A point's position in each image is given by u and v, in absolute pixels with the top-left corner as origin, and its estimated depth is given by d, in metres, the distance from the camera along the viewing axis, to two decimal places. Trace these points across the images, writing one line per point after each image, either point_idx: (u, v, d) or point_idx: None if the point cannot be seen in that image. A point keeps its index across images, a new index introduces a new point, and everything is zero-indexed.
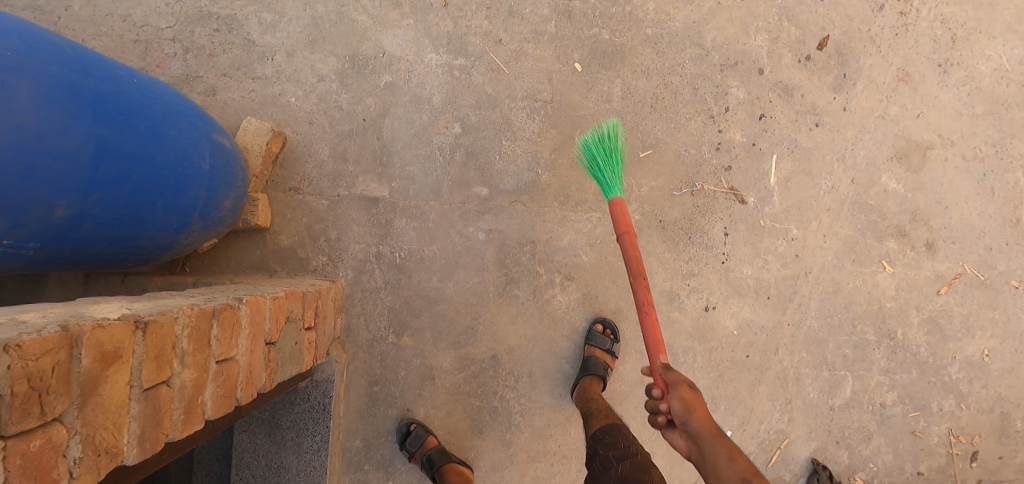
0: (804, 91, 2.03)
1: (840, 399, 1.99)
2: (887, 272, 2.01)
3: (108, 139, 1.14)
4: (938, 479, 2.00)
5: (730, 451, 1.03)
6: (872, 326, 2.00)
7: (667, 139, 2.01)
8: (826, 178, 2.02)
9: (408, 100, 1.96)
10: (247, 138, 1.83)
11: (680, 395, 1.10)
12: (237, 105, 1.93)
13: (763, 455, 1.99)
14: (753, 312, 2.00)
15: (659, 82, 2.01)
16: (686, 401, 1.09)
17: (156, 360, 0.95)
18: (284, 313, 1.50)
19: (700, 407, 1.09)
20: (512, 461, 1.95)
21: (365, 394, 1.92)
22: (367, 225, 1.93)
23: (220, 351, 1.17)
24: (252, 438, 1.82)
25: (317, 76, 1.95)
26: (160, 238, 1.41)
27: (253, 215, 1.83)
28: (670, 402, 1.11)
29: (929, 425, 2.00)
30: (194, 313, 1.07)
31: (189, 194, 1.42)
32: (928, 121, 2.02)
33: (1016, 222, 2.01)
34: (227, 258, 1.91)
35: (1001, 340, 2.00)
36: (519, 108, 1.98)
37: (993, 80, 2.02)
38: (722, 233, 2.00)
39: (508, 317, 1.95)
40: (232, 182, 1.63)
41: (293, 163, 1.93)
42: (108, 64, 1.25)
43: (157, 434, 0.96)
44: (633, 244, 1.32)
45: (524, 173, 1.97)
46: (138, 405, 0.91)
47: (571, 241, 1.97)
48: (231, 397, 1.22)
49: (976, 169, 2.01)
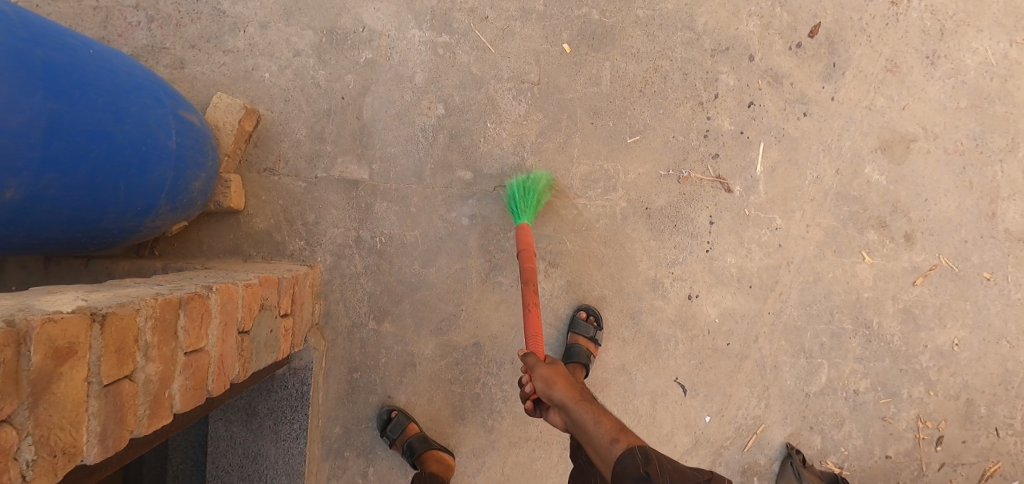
0: (794, 80, 2.00)
1: (815, 386, 2.04)
2: (865, 263, 2.03)
3: (62, 115, 1.05)
4: (904, 463, 2.07)
5: (595, 413, 1.27)
6: (849, 315, 2.04)
7: (656, 124, 1.97)
8: (811, 168, 2.02)
9: (389, 78, 1.87)
10: (218, 115, 1.74)
11: (547, 369, 1.32)
12: (207, 80, 1.82)
13: (739, 440, 2.03)
14: (734, 300, 2.01)
15: (649, 66, 1.96)
16: (548, 378, 1.31)
17: (117, 354, 0.89)
18: (258, 300, 1.44)
19: (562, 381, 1.31)
20: (494, 447, 1.96)
21: (344, 381, 1.88)
22: (346, 209, 1.87)
23: (189, 342, 1.12)
24: (228, 425, 1.77)
25: (292, 51, 1.84)
26: (124, 220, 1.34)
27: (226, 196, 1.75)
28: (544, 379, 1.30)
29: (898, 411, 2.06)
30: (159, 304, 1.01)
31: (154, 175, 1.34)
32: (913, 114, 2.02)
33: (991, 215, 2.04)
34: (199, 242, 1.83)
35: (970, 330, 2.06)
36: (505, 90, 1.92)
37: (979, 74, 2.02)
38: (708, 222, 1.99)
39: (491, 303, 1.93)
40: (201, 162, 1.55)
41: (267, 142, 1.84)
42: (61, 33, 1.15)
43: (120, 431, 0.91)
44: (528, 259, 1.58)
45: (509, 156, 1.92)
46: (98, 402, 0.85)
47: (556, 228, 1.94)
48: (201, 389, 1.17)
49: (956, 162, 2.03)
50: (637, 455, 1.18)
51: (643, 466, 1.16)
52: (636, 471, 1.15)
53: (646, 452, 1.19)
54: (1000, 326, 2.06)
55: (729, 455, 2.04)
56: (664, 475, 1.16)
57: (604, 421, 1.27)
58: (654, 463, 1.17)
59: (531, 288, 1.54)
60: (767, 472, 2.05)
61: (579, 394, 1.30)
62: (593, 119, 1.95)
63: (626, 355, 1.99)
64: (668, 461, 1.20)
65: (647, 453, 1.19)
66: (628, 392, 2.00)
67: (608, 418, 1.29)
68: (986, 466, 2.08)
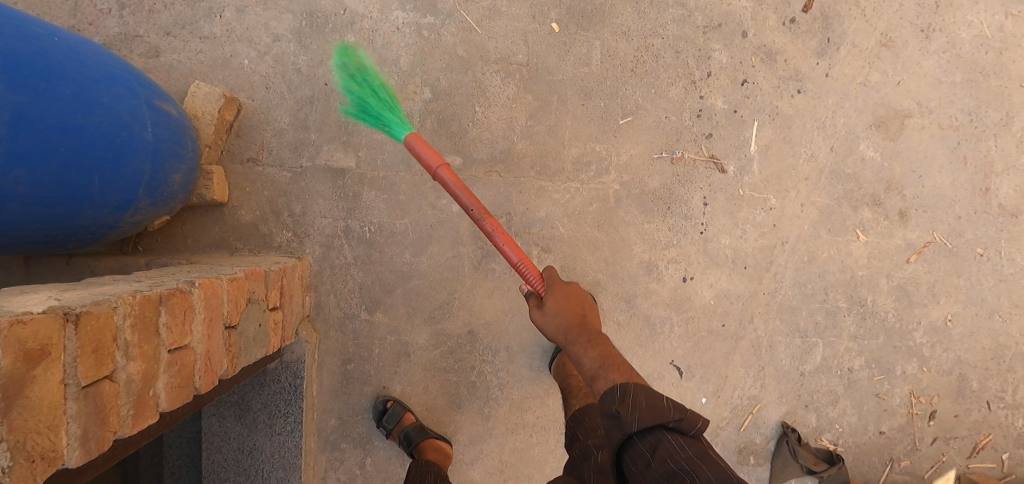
0: (788, 56, 1.96)
1: (810, 365, 2.04)
2: (860, 241, 2.02)
3: (28, 109, 1.00)
4: (898, 438, 2.09)
5: (585, 343, 1.30)
6: (844, 294, 2.03)
7: (647, 105, 1.93)
8: (806, 145, 1.99)
9: (373, 62, 1.82)
10: (196, 105, 1.68)
11: (544, 308, 1.33)
12: (184, 68, 1.76)
13: (735, 420, 2.04)
14: (729, 281, 2.00)
15: (640, 45, 1.92)
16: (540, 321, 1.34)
17: (95, 354, 0.86)
18: (245, 294, 1.40)
19: (558, 320, 1.31)
20: (491, 434, 1.95)
21: (338, 373, 1.86)
22: (333, 198, 1.82)
23: (173, 339, 1.09)
24: (221, 421, 1.75)
25: (271, 35, 1.78)
26: (101, 216, 1.29)
27: (208, 189, 1.69)
28: (546, 309, 1.32)
29: (892, 387, 2.07)
30: (138, 301, 0.97)
31: (130, 168, 1.29)
32: (908, 89, 1.99)
33: (985, 191, 2.03)
34: (184, 236, 1.79)
35: (963, 305, 2.06)
36: (492, 72, 1.87)
37: (974, 48, 1.99)
38: (702, 203, 1.97)
39: (484, 291, 1.90)
40: (180, 153, 1.50)
41: (249, 132, 1.79)
42: (23, 20, 1.08)
43: (103, 433, 0.89)
44: (451, 177, 1.23)
45: (499, 140, 1.88)
46: (76, 404, 0.83)
47: (548, 213, 1.91)
48: (188, 386, 1.15)
49: (950, 137, 2.01)
50: (616, 395, 1.15)
51: (616, 406, 1.13)
52: (609, 409, 1.14)
53: (625, 389, 1.15)
54: (992, 301, 2.07)
55: (726, 435, 2.05)
56: (636, 414, 1.10)
57: (595, 353, 1.29)
58: (627, 402, 1.12)
59: (478, 211, 1.26)
60: (763, 451, 2.06)
61: (578, 322, 1.32)
62: (583, 100, 1.91)
63: (621, 338, 1.98)
64: (650, 398, 1.12)
65: (653, 439, 1.10)
66: None
67: (597, 350, 1.30)
68: (978, 439, 2.10)
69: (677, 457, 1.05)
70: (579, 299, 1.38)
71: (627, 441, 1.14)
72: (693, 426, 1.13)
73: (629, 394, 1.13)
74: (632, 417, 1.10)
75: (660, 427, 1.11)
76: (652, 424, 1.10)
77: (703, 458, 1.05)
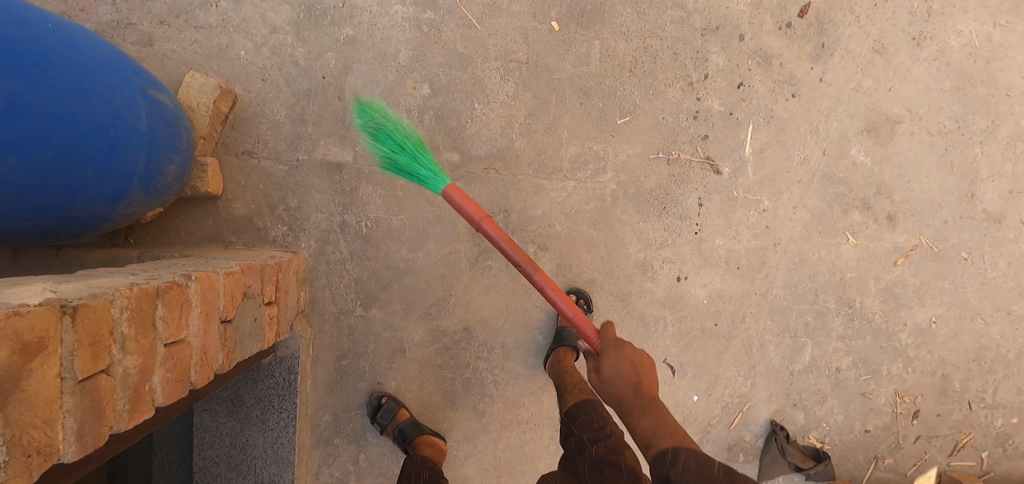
0: (783, 60, 1.99)
1: (799, 364, 2.08)
2: (850, 243, 2.06)
3: (21, 96, 0.98)
4: (882, 436, 2.14)
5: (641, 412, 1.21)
6: (833, 295, 2.07)
7: (645, 105, 1.94)
8: (799, 149, 2.02)
9: (372, 57, 1.80)
10: (191, 96, 1.65)
11: (600, 375, 1.22)
12: (178, 58, 1.73)
13: (726, 418, 2.07)
14: (722, 281, 2.03)
15: (639, 45, 1.93)
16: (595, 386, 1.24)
17: (92, 348, 0.85)
18: (241, 288, 1.39)
19: (613, 389, 1.21)
20: (485, 431, 1.96)
21: (332, 369, 1.85)
22: (330, 193, 1.81)
23: (169, 333, 1.08)
24: (213, 416, 1.73)
25: (269, 27, 1.76)
26: (94, 208, 1.27)
27: (203, 181, 1.67)
28: (603, 374, 1.20)
29: (878, 387, 2.12)
30: (135, 294, 0.96)
31: (125, 159, 1.27)
32: (899, 95, 2.03)
33: (970, 196, 2.08)
34: (177, 228, 1.76)
35: (947, 307, 2.11)
36: (492, 69, 1.87)
37: (963, 56, 2.04)
38: (697, 204, 1.99)
39: (480, 288, 1.90)
40: (175, 144, 1.47)
41: (245, 124, 1.76)
42: (16, 6, 1.06)
43: (98, 427, 0.88)
44: (495, 231, 1.17)
45: (497, 138, 1.88)
46: (72, 398, 0.81)
47: (545, 211, 1.92)
48: (184, 381, 1.14)
49: (939, 144, 2.06)
50: (667, 459, 1.13)
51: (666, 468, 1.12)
52: (660, 474, 1.13)
53: (677, 453, 1.13)
54: (975, 303, 2.12)
55: (716, 433, 2.08)
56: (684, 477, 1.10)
57: (650, 422, 1.21)
58: (678, 466, 1.11)
59: (530, 267, 1.21)
60: (753, 448, 2.10)
61: (633, 390, 1.20)
62: (582, 99, 1.91)
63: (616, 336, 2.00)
64: (701, 463, 1.10)
65: None
66: None
67: (651, 419, 1.21)
68: (959, 437, 2.16)
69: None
70: (640, 362, 1.23)
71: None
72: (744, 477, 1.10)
73: (679, 459, 1.12)
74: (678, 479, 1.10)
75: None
76: None
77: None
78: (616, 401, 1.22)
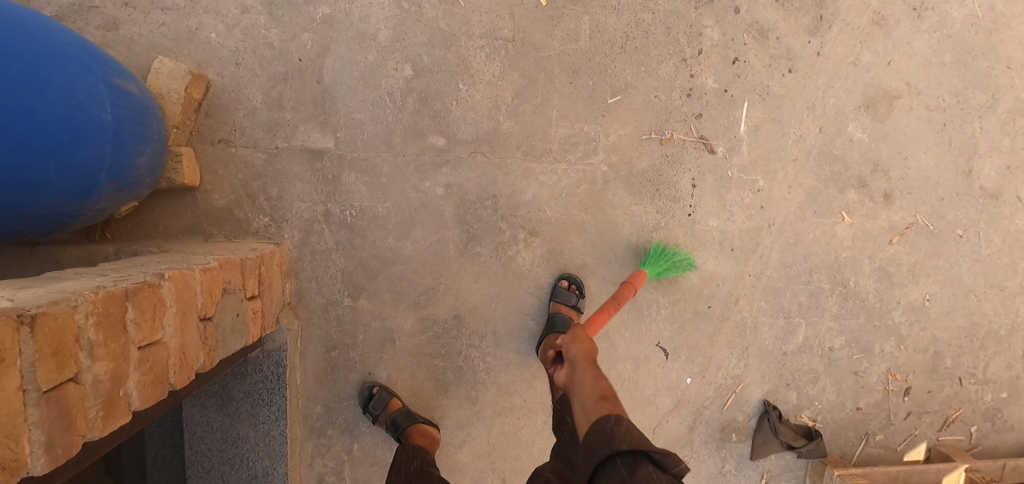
0: (780, 34, 1.92)
1: (792, 345, 2.07)
2: (845, 223, 2.03)
3: None
4: (874, 414, 2.15)
5: (595, 375, 1.29)
6: (827, 275, 2.05)
7: (637, 84, 1.88)
8: (795, 126, 1.97)
9: (350, 36, 1.72)
10: (160, 83, 1.58)
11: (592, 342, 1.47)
12: (146, 42, 1.64)
13: (719, 399, 2.07)
14: (716, 263, 2.00)
15: (630, 20, 1.85)
16: (576, 338, 1.46)
17: (56, 357, 0.80)
18: (220, 284, 1.35)
19: (586, 346, 1.42)
20: (478, 417, 1.95)
21: (322, 360, 1.83)
22: (312, 181, 1.75)
23: (142, 335, 1.04)
24: (203, 412, 1.71)
25: (240, 7, 1.67)
26: (61, 204, 1.21)
27: (178, 172, 1.61)
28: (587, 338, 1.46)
29: (870, 365, 2.12)
30: (101, 298, 0.91)
31: (90, 152, 1.20)
32: (898, 69, 1.97)
33: (967, 172, 2.04)
34: (154, 221, 1.70)
35: (941, 285, 2.10)
36: (477, 48, 1.79)
37: (964, 27, 1.97)
38: (690, 185, 1.94)
39: (470, 275, 1.87)
40: (145, 135, 1.41)
41: (220, 111, 1.69)
42: None
43: (70, 437, 0.84)
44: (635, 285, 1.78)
45: (483, 120, 1.81)
46: (39, 410, 0.77)
47: (535, 195, 1.87)
48: (161, 383, 1.11)
49: (937, 119, 2.00)
50: (609, 422, 1.09)
51: (610, 426, 1.08)
52: (603, 426, 1.09)
53: (619, 417, 1.11)
54: (969, 280, 2.11)
55: (709, 414, 2.08)
56: (626, 435, 1.05)
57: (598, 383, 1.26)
58: (621, 424, 1.09)
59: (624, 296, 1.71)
60: (745, 428, 2.11)
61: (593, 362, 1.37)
62: (571, 78, 1.84)
63: (608, 321, 1.97)
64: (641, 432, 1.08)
65: (635, 463, 1.01)
66: (610, 358, 2.00)
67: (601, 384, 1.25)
68: (949, 413, 2.18)
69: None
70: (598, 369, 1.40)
71: (609, 462, 1.04)
72: (675, 465, 1.04)
73: (622, 422, 1.09)
74: (622, 438, 1.04)
75: (644, 456, 1.03)
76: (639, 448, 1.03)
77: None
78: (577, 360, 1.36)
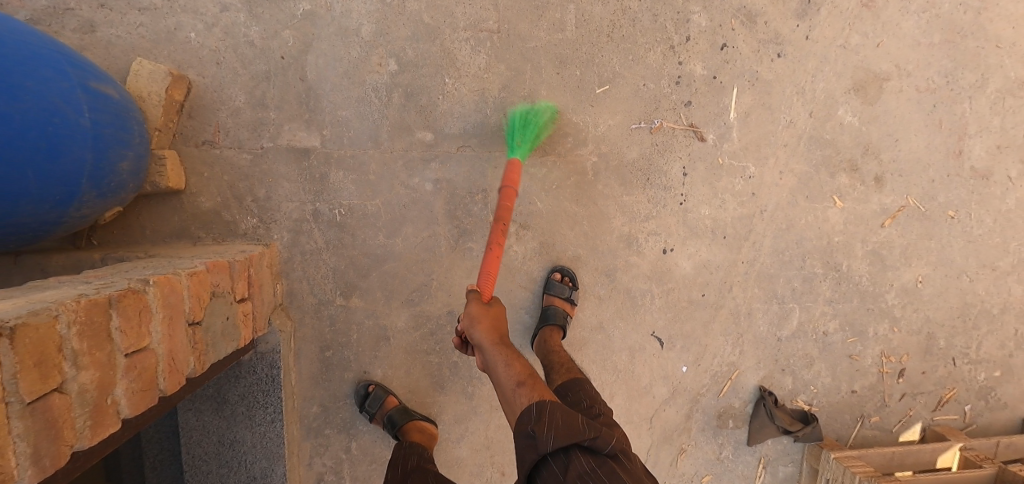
0: (768, 18, 1.90)
1: (787, 330, 2.08)
2: (837, 207, 2.03)
3: None
4: (869, 396, 2.17)
5: (506, 357, 1.21)
6: (820, 260, 2.05)
7: (625, 73, 1.86)
8: (785, 112, 1.95)
9: (333, 32, 1.69)
10: (140, 85, 1.55)
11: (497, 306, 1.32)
12: (124, 44, 1.61)
13: (715, 387, 2.08)
14: (709, 251, 1.99)
15: (616, 8, 1.82)
16: (474, 314, 1.27)
17: (39, 367, 0.79)
18: (208, 288, 1.34)
19: (487, 321, 1.25)
20: (475, 412, 1.96)
21: (317, 360, 1.82)
22: (299, 181, 1.73)
23: (129, 342, 1.02)
24: (198, 415, 1.71)
25: (219, 5, 1.64)
26: (42, 212, 1.19)
27: (162, 175, 1.58)
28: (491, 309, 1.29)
29: (864, 348, 2.13)
30: (83, 306, 0.90)
31: (69, 158, 1.19)
32: (887, 51, 1.96)
33: (958, 153, 2.04)
34: (141, 226, 1.69)
35: (934, 267, 2.11)
36: (462, 40, 1.76)
37: (953, 7, 1.95)
38: (681, 174, 1.93)
39: (462, 271, 1.86)
40: (126, 139, 1.38)
41: (203, 112, 1.67)
42: None
43: (57, 448, 0.83)
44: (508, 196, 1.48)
45: (471, 114, 1.80)
46: (24, 422, 0.76)
47: (525, 188, 1.86)
48: (150, 390, 1.10)
49: (927, 100, 2.00)
50: (533, 414, 1.08)
51: (531, 425, 1.06)
52: (526, 429, 1.07)
53: (541, 407, 1.09)
54: (961, 261, 2.11)
55: (706, 401, 2.09)
56: (550, 433, 1.03)
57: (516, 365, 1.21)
58: (543, 421, 1.06)
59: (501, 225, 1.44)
60: (742, 414, 2.12)
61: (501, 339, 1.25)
62: (559, 69, 1.82)
63: (602, 312, 1.97)
64: (565, 418, 1.07)
65: (567, 459, 1.02)
66: (605, 350, 2.00)
67: (516, 364, 1.21)
68: (943, 393, 2.20)
69: (587, 475, 0.99)
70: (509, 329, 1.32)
71: (542, 463, 1.04)
72: (606, 444, 1.06)
73: (544, 416, 1.07)
74: (547, 437, 1.03)
75: (575, 446, 1.04)
76: (568, 444, 1.03)
77: (614, 477, 1.00)
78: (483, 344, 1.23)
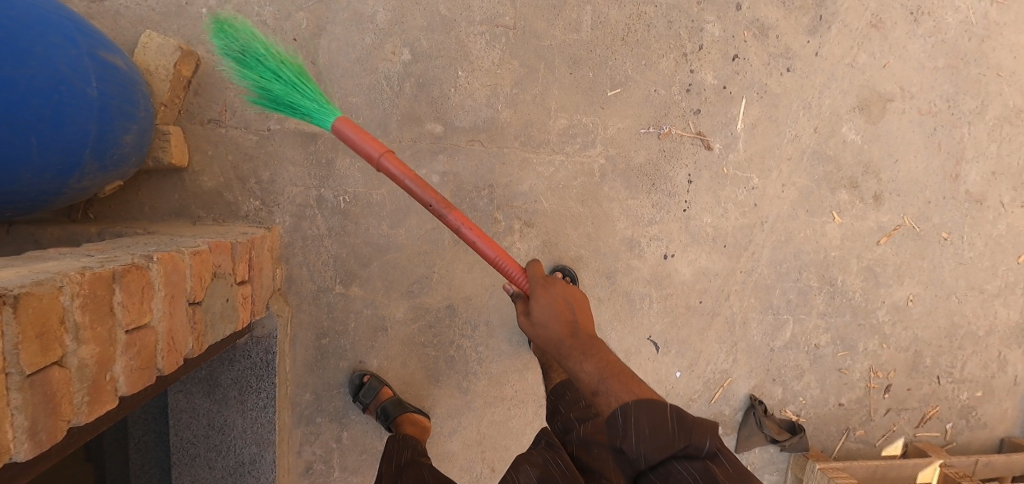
0: (780, 32, 1.92)
1: (780, 341, 2.11)
2: (835, 222, 2.06)
3: None
4: (855, 409, 2.21)
5: (578, 355, 1.06)
6: (816, 273, 2.08)
7: (636, 77, 1.87)
8: (790, 125, 1.98)
9: (347, 17, 1.67)
10: (147, 58, 1.51)
11: (549, 285, 1.16)
12: (132, 15, 1.57)
13: (706, 393, 2.10)
14: (708, 259, 2.01)
15: (632, 12, 1.83)
16: (529, 324, 1.14)
17: (41, 339, 0.76)
18: (210, 268, 1.31)
19: (543, 326, 1.12)
20: (469, 407, 1.95)
21: (312, 348, 1.80)
22: (305, 165, 1.71)
23: (130, 319, 1.00)
24: (189, 398, 1.69)
25: None
26: (41, 182, 1.16)
27: (165, 150, 1.55)
28: (535, 317, 1.12)
29: (853, 363, 2.17)
30: (87, 279, 0.87)
31: (72, 128, 1.15)
32: (893, 72, 1.99)
33: (955, 176, 2.08)
34: (140, 202, 1.65)
35: (925, 287, 2.15)
36: (477, 34, 1.75)
37: (958, 33, 1.99)
38: (686, 181, 1.95)
39: (464, 265, 1.86)
40: (131, 112, 1.35)
41: (210, 90, 1.64)
42: None
43: (54, 423, 0.81)
44: (398, 165, 1.10)
45: (482, 108, 1.79)
46: (24, 394, 0.73)
47: (531, 186, 1.86)
48: (149, 368, 1.08)
49: (927, 123, 2.04)
50: (617, 423, 0.89)
51: (618, 440, 0.89)
52: (613, 441, 0.91)
53: (625, 412, 0.89)
54: (951, 282, 2.16)
55: (697, 407, 2.11)
56: (638, 447, 0.86)
57: (592, 365, 1.02)
58: (629, 435, 0.87)
59: (441, 205, 1.15)
60: (731, 421, 2.15)
61: (571, 331, 1.10)
62: (571, 69, 1.82)
63: (601, 313, 1.98)
64: (652, 421, 0.86)
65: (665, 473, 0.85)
66: None
67: (594, 360, 1.03)
68: (926, 410, 2.25)
69: None
70: (575, 301, 1.17)
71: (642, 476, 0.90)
72: (706, 443, 0.86)
73: (629, 425, 0.87)
74: (636, 453, 0.86)
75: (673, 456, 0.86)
76: (661, 457, 0.85)
77: None
78: (554, 347, 1.11)
